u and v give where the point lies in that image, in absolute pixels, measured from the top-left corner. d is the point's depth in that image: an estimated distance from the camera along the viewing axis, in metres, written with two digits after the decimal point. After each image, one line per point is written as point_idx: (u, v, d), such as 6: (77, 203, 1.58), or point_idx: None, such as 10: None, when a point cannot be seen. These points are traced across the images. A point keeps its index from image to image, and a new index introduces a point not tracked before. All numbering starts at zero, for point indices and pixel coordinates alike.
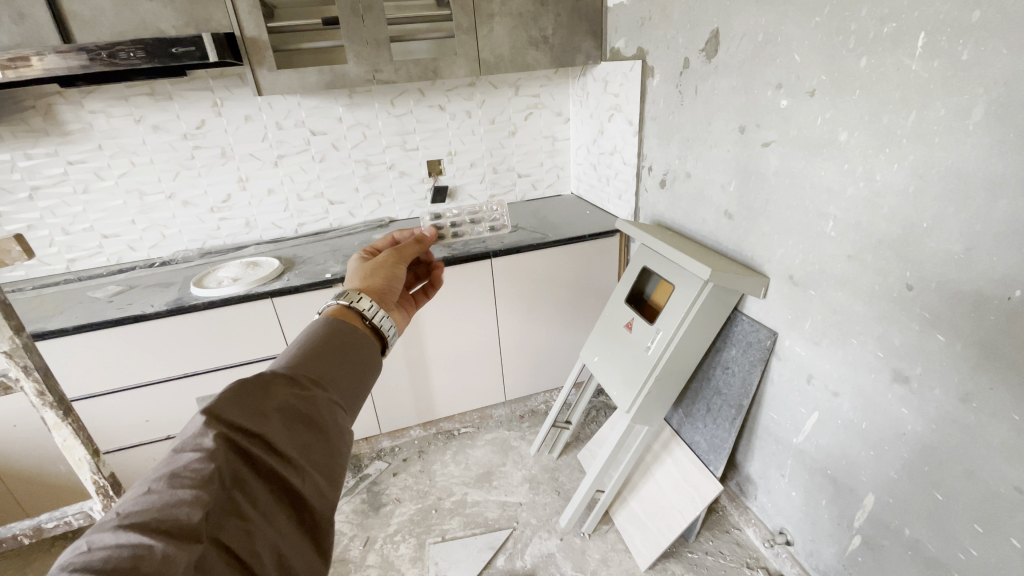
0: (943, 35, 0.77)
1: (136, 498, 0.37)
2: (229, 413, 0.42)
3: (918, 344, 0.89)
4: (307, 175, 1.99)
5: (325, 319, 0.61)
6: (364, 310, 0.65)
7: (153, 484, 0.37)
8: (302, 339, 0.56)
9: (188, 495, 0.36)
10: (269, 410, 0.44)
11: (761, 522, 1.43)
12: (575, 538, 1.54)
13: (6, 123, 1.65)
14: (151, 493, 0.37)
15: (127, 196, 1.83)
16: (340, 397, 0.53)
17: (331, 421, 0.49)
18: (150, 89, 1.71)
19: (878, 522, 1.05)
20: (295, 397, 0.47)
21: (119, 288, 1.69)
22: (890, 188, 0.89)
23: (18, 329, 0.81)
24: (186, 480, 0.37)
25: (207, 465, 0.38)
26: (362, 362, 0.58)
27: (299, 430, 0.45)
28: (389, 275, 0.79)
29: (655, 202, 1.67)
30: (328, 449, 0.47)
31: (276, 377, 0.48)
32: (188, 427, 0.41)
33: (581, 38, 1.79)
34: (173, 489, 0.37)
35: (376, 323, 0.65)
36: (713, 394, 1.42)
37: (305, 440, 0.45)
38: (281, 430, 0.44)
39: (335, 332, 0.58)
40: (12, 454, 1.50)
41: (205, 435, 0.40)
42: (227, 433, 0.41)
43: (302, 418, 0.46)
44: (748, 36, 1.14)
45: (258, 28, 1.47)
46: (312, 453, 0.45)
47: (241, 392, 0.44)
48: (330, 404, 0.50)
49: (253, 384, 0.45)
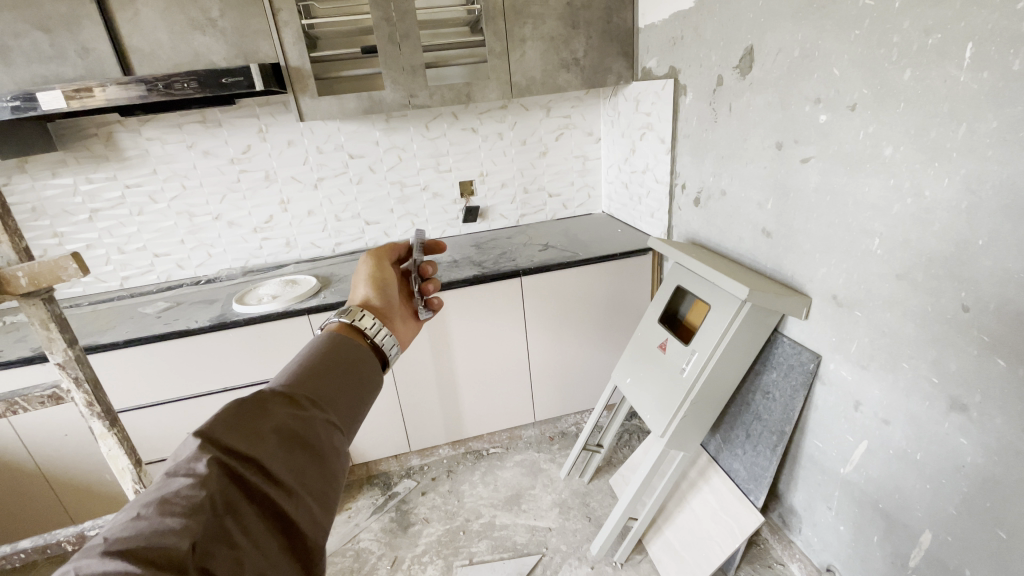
0: (992, 45, 0.74)
1: (125, 523, 0.37)
2: (222, 437, 0.43)
3: (978, 370, 0.83)
4: (345, 197, 2.06)
5: (325, 336, 0.61)
6: (367, 328, 0.65)
7: (143, 510, 0.38)
8: (305, 355, 0.57)
9: (177, 523, 0.36)
10: (265, 432, 0.45)
11: (805, 558, 1.34)
12: (607, 567, 1.49)
13: (70, 151, 1.78)
14: (140, 519, 0.37)
15: (178, 217, 1.93)
16: (339, 418, 0.53)
17: (328, 444, 0.49)
18: (202, 117, 1.82)
19: (935, 562, 0.96)
20: (290, 418, 0.48)
21: (166, 304, 1.77)
22: (940, 203, 0.85)
23: (71, 342, 0.85)
24: (176, 507, 0.37)
25: (198, 492, 0.38)
26: (362, 381, 0.58)
27: (294, 452, 0.46)
28: (382, 283, 0.79)
29: (689, 221, 1.64)
30: (323, 474, 0.47)
31: (273, 397, 0.49)
32: (181, 452, 0.42)
33: (612, 59, 1.80)
34: (163, 515, 0.37)
35: (377, 341, 0.65)
36: (752, 420, 1.36)
37: (300, 464, 0.45)
38: (277, 453, 0.45)
39: (337, 347, 0.59)
40: (63, 463, 1.57)
41: (198, 461, 0.40)
42: (220, 457, 0.42)
43: (297, 441, 0.47)
44: (784, 52, 1.12)
45: (302, 58, 1.55)
46: (306, 477, 0.45)
47: (235, 414, 0.45)
48: (327, 425, 0.50)
49: (249, 406, 0.46)
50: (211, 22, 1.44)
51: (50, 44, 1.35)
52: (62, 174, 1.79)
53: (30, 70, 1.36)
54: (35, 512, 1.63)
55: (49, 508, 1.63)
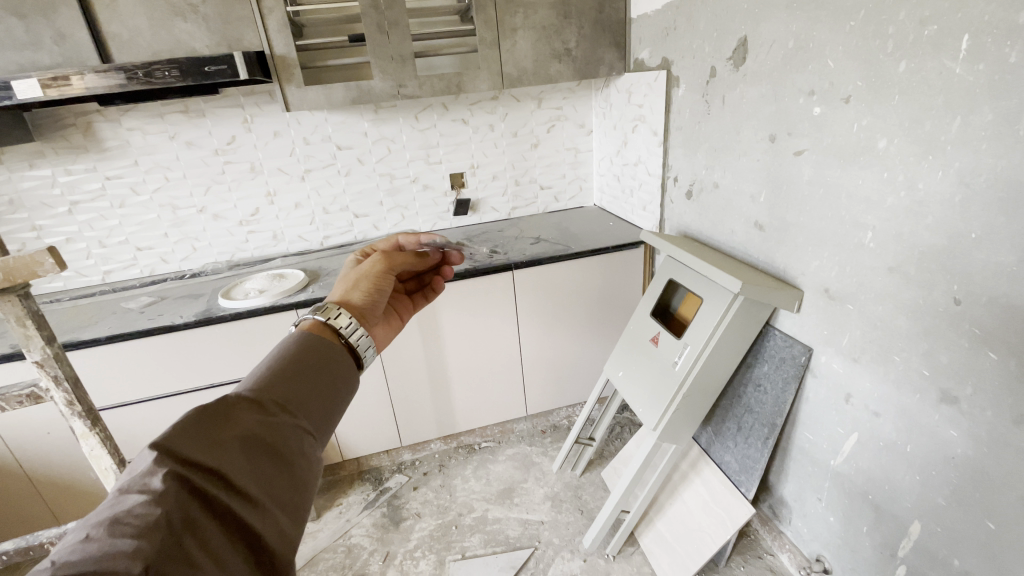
0: (988, 36, 0.73)
1: (73, 545, 0.35)
2: (183, 447, 0.41)
3: (968, 362, 0.84)
4: (333, 188, 2.02)
5: (298, 336, 0.60)
6: (341, 327, 0.64)
7: (93, 531, 0.36)
8: (275, 357, 0.56)
9: (128, 545, 0.35)
10: (229, 440, 0.43)
11: (795, 548, 1.36)
12: (599, 560, 1.49)
13: (47, 142, 1.72)
14: (89, 541, 0.35)
15: (161, 210, 1.88)
16: (310, 423, 0.52)
17: (298, 451, 0.48)
18: (184, 107, 1.77)
19: (924, 551, 0.98)
20: (258, 424, 0.47)
21: (150, 299, 1.73)
22: (934, 196, 0.85)
23: (49, 339, 0.83)
24: (128, 527, 0.36)
25: (152, 510, 0.36)
26: (333, 383, 0.57)
27: (260, 461, 0.44)
28: (375, 287, 0.78)
29: (681, 214, 1.63)
30: (292, 482, 0.46)
31: (240, 403, 0.48)
32: (135, 467, 0.40)
33: (605, 50, 1.78)
34: (113, 537, 0.35)
35: (352, 341, 0.64)
36: (743, 412, 1.36)
37: (267, 473, 0.44)
38: (242, 462, 0.43)
39: (309, 347, 0.58)
40: (45, 462, 1.53)
41: (154, 475, 0.38)
42: (179, 469, 0.40)
43: (264, 448, 0.45)
44: (779, 43, 1.11)
45: (287, 46, 1.51)
46: (273, 487, 0.44)
47: (196, 421, 0.43)
48: (296, 431, 0.49)
49: (213, 412, 0.45)
50: (192, 8, 1.39)
51: (24, 30, 1.30)
52: (39, 165, 1.74)
53: (4, 57, 1.31)
54: (18, 511, 1.59)
55: (32, 508, 1.59)
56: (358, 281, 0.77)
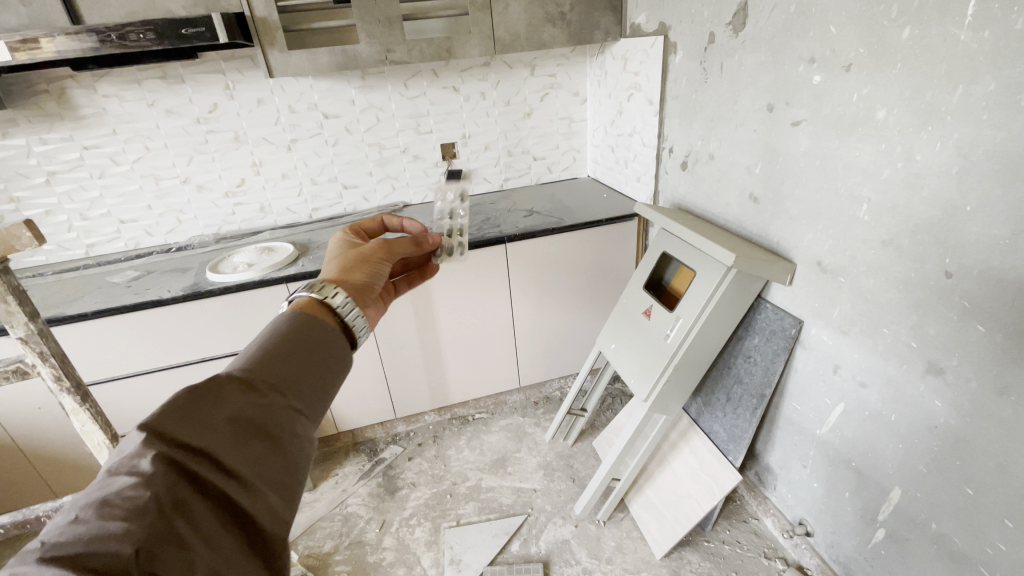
0: (996, 1, 0.71)
1: (62, 526, 0.35)
2: (172, 429, 0.41)
3: (956, 334, 0.85)
4: (321, 159, 1.97)
5: (290, 315, 0.59)
6: (337, 306, 0.63)
7: (82, 512, 0.36)
8: (266, 335, 0.55)
9: (118, 528, 0.35)
10: (219, 422, 0.43)
11: (779, 513, 1.41)
12: (590, 525, 1.54)
13: (19, 109, 1.65)
14: (78, 523, 0.35)
15: (143, 180, 1.83)
16: (302, 403, 0.52)
17: (289, 431, 0.48)
18: (162, 72, 1.70)
19: (903, 515, 1.01)
20: (249, 405, 0.46)
21: (136, 273, 1.70)
22: (931, 168, 0.84)
23: (33, 315, 0.81)
24: (118, 510, 0.36)
25: (141, 492, 0.36)
26: (326, 363, 0.57)
27: (251, 442, 0.44)
28: (372, 269, 0.77)
29: (676, 185, 1.61)
30: (284, 463, 0.45)
31: (230, 383, 0.47)
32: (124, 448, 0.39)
33: (600, 14, 1.72)
34: (102, 519, 0.35)
35: (347, 320, 0.63)
36: (733, 383, 1.38)
37: (258, 454, 0.44)
38: (232, 444, 0.43)
39: (302, 326, 0.58)
40: (37, 437, 1.53)
41: (142, 458, 0.38)
42: (168, 452, 0.39)
43: (254, 430, 0.45)
44: (780, 7, 1.08)
45: (268, 7, 1.43)
46: (265, 468, 0.44)
47: (185, 402, 0.43)
48: (288, 412, 0.49)
49: (202, 393, 0.44)
50: None
51: None
52: (12, 134, 1.67)
53: None
54: (12, 485, 1.59)
55: (27, 481, 1.60)
56: (356, 261, 0.76)
